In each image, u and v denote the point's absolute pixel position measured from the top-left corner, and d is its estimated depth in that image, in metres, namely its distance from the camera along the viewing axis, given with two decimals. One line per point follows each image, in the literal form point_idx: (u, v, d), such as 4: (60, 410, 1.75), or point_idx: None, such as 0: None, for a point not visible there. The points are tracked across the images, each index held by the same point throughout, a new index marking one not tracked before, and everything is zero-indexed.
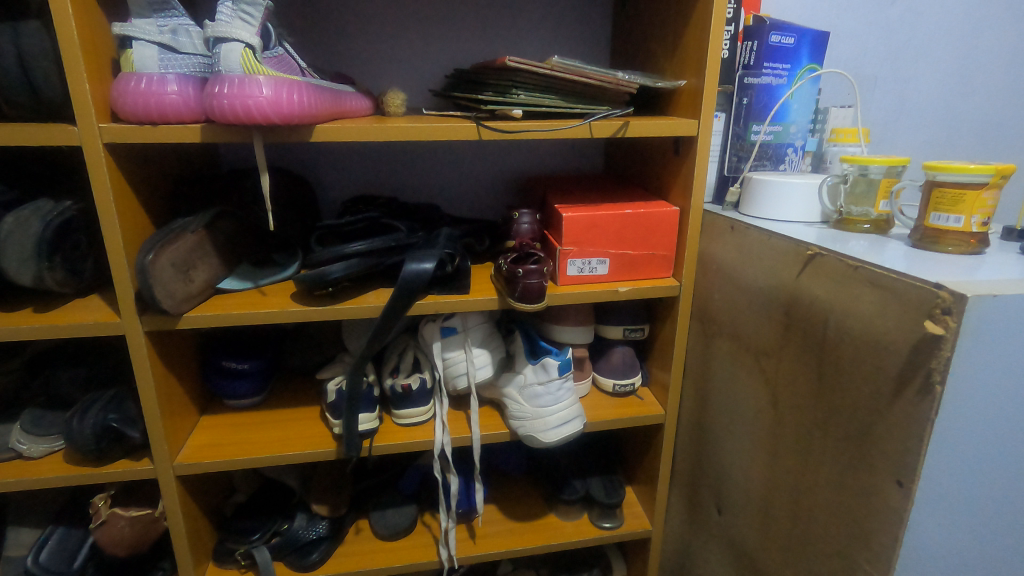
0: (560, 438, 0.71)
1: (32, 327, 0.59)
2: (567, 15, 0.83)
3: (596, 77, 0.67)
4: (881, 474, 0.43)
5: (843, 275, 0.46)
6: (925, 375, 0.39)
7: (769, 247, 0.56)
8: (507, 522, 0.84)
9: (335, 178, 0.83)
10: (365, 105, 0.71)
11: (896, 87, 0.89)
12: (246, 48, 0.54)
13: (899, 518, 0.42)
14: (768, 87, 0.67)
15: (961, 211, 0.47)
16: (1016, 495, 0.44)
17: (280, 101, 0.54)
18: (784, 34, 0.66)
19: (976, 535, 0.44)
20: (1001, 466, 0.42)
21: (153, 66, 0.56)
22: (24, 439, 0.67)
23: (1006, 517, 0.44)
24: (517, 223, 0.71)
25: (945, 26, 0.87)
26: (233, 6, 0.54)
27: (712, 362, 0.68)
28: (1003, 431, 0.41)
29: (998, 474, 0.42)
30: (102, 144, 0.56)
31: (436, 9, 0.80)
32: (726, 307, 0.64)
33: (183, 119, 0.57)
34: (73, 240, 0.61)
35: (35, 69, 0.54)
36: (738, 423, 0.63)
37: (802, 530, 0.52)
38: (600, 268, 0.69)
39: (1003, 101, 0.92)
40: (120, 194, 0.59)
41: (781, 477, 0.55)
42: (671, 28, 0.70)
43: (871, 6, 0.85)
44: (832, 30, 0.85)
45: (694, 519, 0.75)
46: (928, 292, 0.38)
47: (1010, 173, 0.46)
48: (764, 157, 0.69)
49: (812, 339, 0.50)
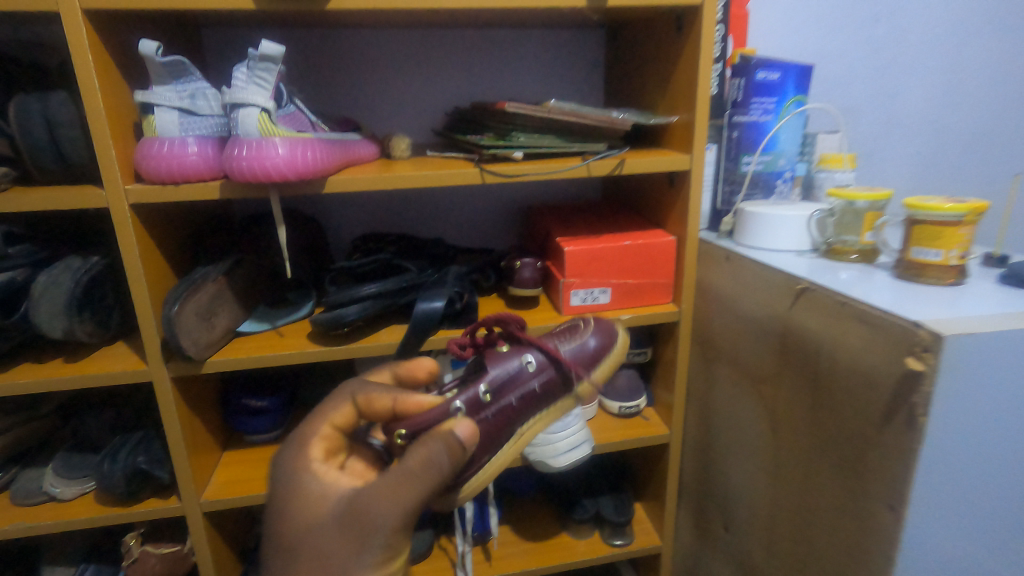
0: (570, 463, 0.73)
1: (62, 378, 0.62)
2: (562, 54, 0.87)
3: (593, 117, 0.70)
4: (874, 499, 0.45)
5: (831, 309, 0.49)
6: (909, 408, 0.41)
7: (763, 278, 0.59)
8: (521, 543, 0.86)
9: (345, 218, 0.86)
10: (372, 151, 0.74)
11: (885, 102, 1.01)
12: (262, 111, 0.57)
13: (892, 542, 0.44)
14: (756, 124, 0.70)
15: (941, 246, 0.49)
16: (1016, 515, 0.45)
17: (295, 159, 0.57)
18: (770, 70, 0.69)
19: (979, 564, 0.46)
20: (1006, 491, 0.44)
21: (174, 130, 0.58)
22: (57, 483, 0.70)
23: (1012, 538, 0.46)
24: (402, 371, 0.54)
25: (923, 39, 0.99)
26: (248, 72, 0.57)
27: (714, 386, 0.71)
28: (1002, 458, 0.43)
29: (1004, 499, 0.44)
30: (126, 203, 0.58)
31: (438, 54, 0.83)
32: (725, 333, 0.67)
33: (203, 179, 0.60)
34: (100, 294, 0.64)
35: (64, 138, 0.58)
36: (741, 444, 0.65)
37: (805, 549, 0.55)
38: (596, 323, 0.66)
39: (977, 115, 1.03)
40: (144, 246, 0.62)
41: (784, 497, 0.58)
42: (661, 66, 0.74)
43: (859, 26, 0.97)
44: (823, 53, 0.97)
45: (702, 535, 0.78)
46: (909, 331, 0.41)
47: (985, 211, 0.48)
48: (756, 187, 0.72)
49: (806, 368, 0.53)
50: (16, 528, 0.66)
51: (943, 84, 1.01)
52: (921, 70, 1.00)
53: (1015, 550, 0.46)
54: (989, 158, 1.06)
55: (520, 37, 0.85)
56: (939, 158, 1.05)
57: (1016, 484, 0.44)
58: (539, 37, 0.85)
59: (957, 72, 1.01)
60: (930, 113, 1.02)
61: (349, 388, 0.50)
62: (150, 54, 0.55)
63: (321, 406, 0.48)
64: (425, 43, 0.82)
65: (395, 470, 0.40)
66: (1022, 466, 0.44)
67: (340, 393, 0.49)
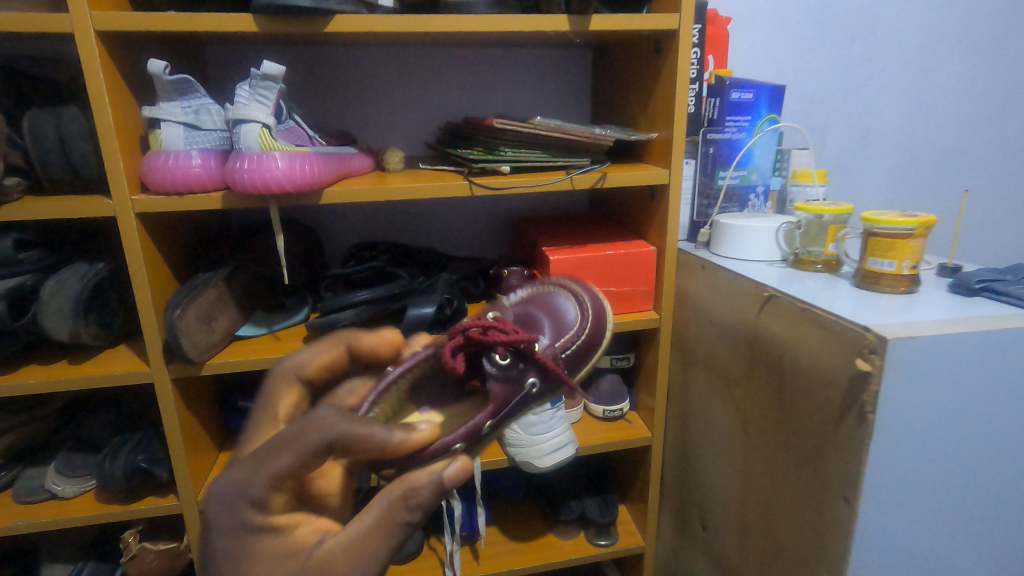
0: (555, 463, 0.76)
1: (67, 379, 0.65)
2: (550, 72, 0.91)
3: (577, 133, 0.74)
4: (832, 492, 0.49)
5: (793, 315, 0.53)
6: (860, 406, 0.45)
7: (734, 287, 0.63)
8: (508, 543, 0.89)
9: (341, 227, 0.89)
10: (367, 163, 0.77)
11: (861, 119, 1.05)
12: (263, 127, 0.61)
13: (848, 532, 0.47)
14: (730, 141, 0.74)
15: (893, 257, 0.53)
16: (964, 507, 0.48)
17: (293, 172, 0.60)
18: (743, 90, 0.74)
19: (929, 553, 0.49)
20: (953, 485, 0.47)
21: (179, 143, 0.62)
22: (58, 481, 0.72)
23: (962, 530, 0.49)
24: (358, 345, 0.54)
25: (896, 60, 1.03)
26: (250, 89, 0.60)
27: (692, 390, 0.74)
28: (948, 453, 0.46)
29: (953, 492, 0.48)
30: (132, 212, 0.62)
31: (431, 72, 0.87)
32: (702, 339, 0.70)
33: (206, 189, 0.63)
34: (105, 299, 0.67)
35: (75, 151, 0.61)
36: (716, 445, 0.69)
37: (773, 543, 0.58)
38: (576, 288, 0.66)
39: (946, 133, 1.08)
40: (149, 254, 0.65)
41: (754, 494, 0.61)
42: (642, 86, 0.78)
43: (836, 47, 1.00)
44: (802, 70, 1.00)
45: (682, 534, 0.81)
46: (859, 335, 0.44)
47: (933, 224, 0.52)
48: (731, 200, 0.76)
49: (772, 370, 0.56)
50: (19, 524, 0.69)
51: (916, 102, 1.06)
52: (895, 89, 1.05)
53: (963, 541, 0.49)
54: (959, 173, 1.11)
55: (510, 56, 0.89)
56: (913, 172, 1.10)
57: (962, 479, 0.47)
58: (528, 56, 0.90)
59: (929, 91, 1.05)
60: (904, 129, 1.07)
61: (315, 432, 0.37)
62: (159, 73, 0.59)
63: (272, 447, 0.36)
64: (419, 61, 0.86)
65: (376, 511, 0.39)
66: (968, 461, 0.47)
67: (302, 438, 0.37)
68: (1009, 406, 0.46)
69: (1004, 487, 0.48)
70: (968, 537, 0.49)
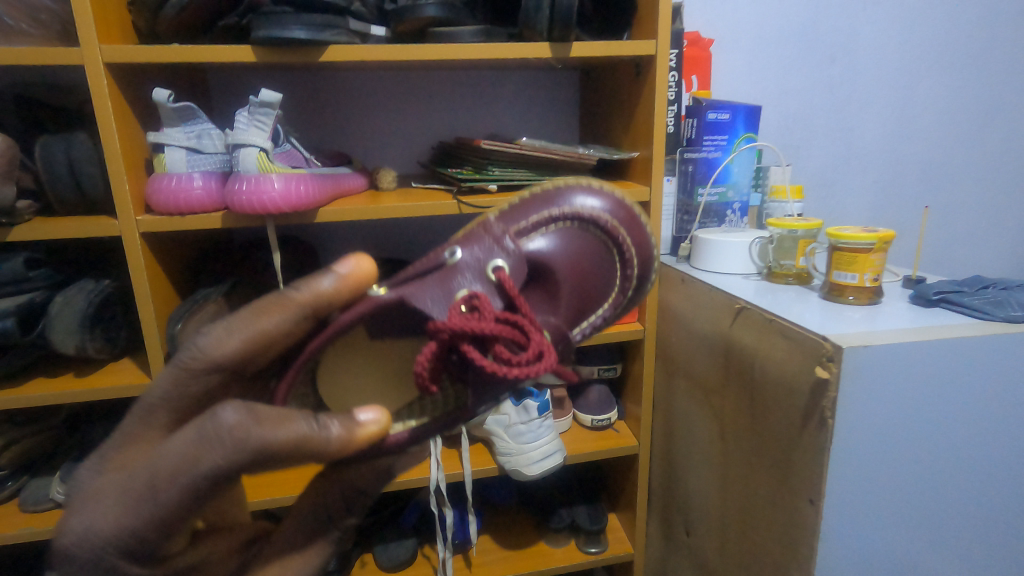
0: (543, 471, 0.78)
1: (73, 391, 0.68)
2: (538, 94, 0.95)
3: (561, 153, 0.77)
4: (799, 495, 0.51)
5: (762, 325, 0.55)
6: (821, 412, 0.47)
7: (710, 299, 0.66)
8: (500, 551, 0.91)
9: (337, 243, 0.93)
10: (361, 183, 0.81)
11: (843, 135, 1.08)
12: (262, 150, 0.64)
13: (814, 533, 0.50)
14: (707, 160, 0.78)
15: (856, 270, 0.56)
16: (925, 507, 0.51)
17: (288, 193, 0.64)
18: (720, 111, 0.77)
19: (892, 551, 0.51)
20: (914, 486, 0.50)
21: (182, 166, 0.65)
22: (63, 490, 0.75)
23: (924, 529, 0.51)
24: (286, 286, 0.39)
25: (877, 78, 1.06)
26: (249, 116, 0.64)
27: (674, 399, 0.77)
28: (906, 455, 0.49)
29: (914, 493, 0.50)
30: (137, 232, 0.65)
31: (423, 94, 0.91)
32: (682, 349, 0.73)
33: (206, 209, 0.66)
34: (110, 314, 0.70)
35: (84, 175, 0.65)
36: (697, 452, 0.71)
37: (749, 546, 0.60)
38: (592, 201, 0.55)
39: (926, 148, 1.11)
40: (152, 272, 0.68)
41: (731, 499, 0.63)
42: (625, 107, 0.81)
43: (817, 66, 1.03)
44: (785, 88, 1.02)
45: (669, 540, 0.83)
46: (818, 344, 0.47)
47: (892, 239, 0.55)
48: (709, 215, 0.79)
49: (744, 379, 0.59)
50: (25, 532, 0.71)
51: (896, 118, 1.09)
52: (877, 106, 1.07)
53: (926, 540, 0.52)
54: (938, 187, 1.14)
55: (500, 79, 0.93)
56: (894, 186, 1.13)
57: (923, 479, 0.50)
58: (517, 79, 0.93)
59: (908, 108, 1.09)
60: (885, 144, 1.10)
61: (212, 455, 0.32)
62: (163, 102, 0.62)
63: (156, 479, 0.32)
64: (412, 85, 0.90)
65: (318, 505, 0.44)
66: (927, 462, 0.50)
67: (190, 468, 0.32)
68: (966, 410, 0.49)
69: (964, 488, 0.51)
70: (931, 536, 0.52)
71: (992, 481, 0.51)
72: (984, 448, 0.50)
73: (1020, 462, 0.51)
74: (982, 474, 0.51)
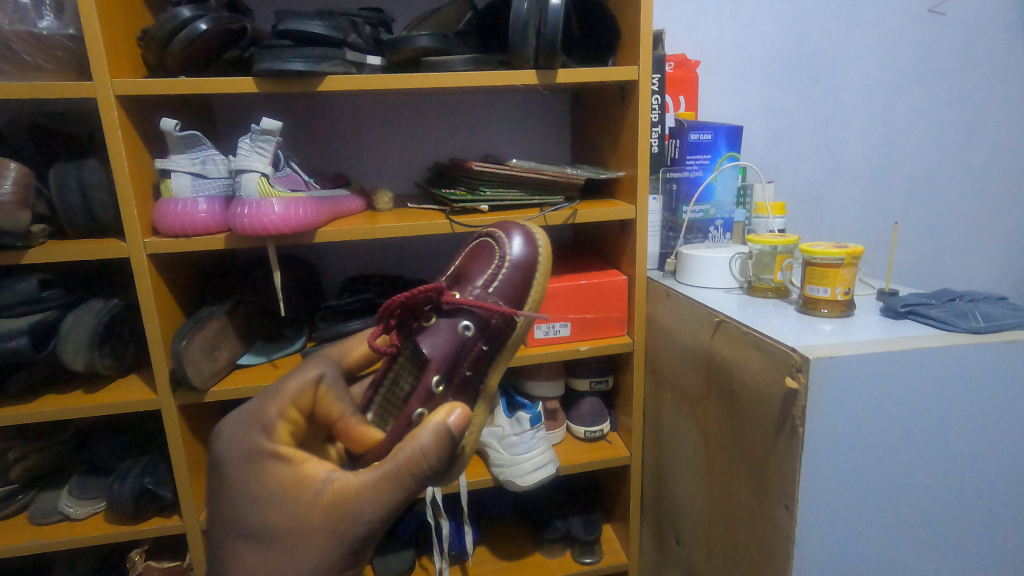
0: (536, 481, 0.80)
1: (81, 407, 0.71)
2: (530, 115, 0.99)
3: (550, 173, 0.80)
4: (775, 501, 0.53)
5: (738, 338, 0.58)
6: (792, 420, 0.50)
7: (692, 313, 0.68)
8: (496, 562, 0.92)
9: (337, 262, 0.96)
10: (359, 204, 0.84)
11: (829, 150, 1.10)
12: (262, 176, 0.68)
13: (790, 538, 0.51)
14: (690, 179, 0.81)
15: (828, 284, 0.58)
16: (897, 511, 0.53)
17: (288, 216, 0.67)
18: (701, 132, 0.81)
19: (866, 554, 0.53)
20: (884, 489, 0.52)
21: (188, 191, 0.69)
22: (71, 503, 0.77)
23: (896, 532, 0.53)
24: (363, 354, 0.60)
25: (861, 96, 1.09)
26: (251, 142, 0.68)
27: (663, 410, 0.79)
28: (876, 461, 0.51)
29: (886, 497, 0.52)
30: (144, 253, 0.68)
31: (419, 118, 0.95)
32: (668, 362, 0.75)
33: (210, 232, 0.70)
34: (118, 332, 0.74)
35: (94, 200, 0.68)
36: (684, 461, 0.73)
37: (732, 553, 0.62)
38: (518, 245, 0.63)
39: (910, 162, 1.14)
40: (158, 290, 0.71)
41: (715, 507, 0.65)
42: (611, 129, 0.85)
43: (801, 85, 1.06)
44: (769, 107, 1.06)
45: (661, 550, 0.84)
46: (788, 355, 0.50)
47: (861, 254, 0.58)
48: (694, 231, 0.82)
49: (724, 390, 0.61)
50: (34, 544, 0.73)
51: (880, 134, 1.12)
52: (861, 123, 1.10)
53: (901, 543, 0.54)
54: (924, 200, 1.17)
55: (493, 102, 0.96)
56: (882, 199, 1.15)
57: (894, 484, 0.52)
58: (510, 102, 0.97)
59: (892, 124, 1.12)
60: (870, 160, 1.13)
61: (309, 370, 0.48)
62: (170, 130, 0.66)
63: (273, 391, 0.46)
64: (408, 109, 0.94)
65: (391, 461, 0.42)
66: (896, 467, 0.52)
67: (299, 375, 0.47)
68: (932, 417, 0.51)
69: (934, 492, 0.53)
70: (907, 540, 0.54)
71: (962, 486, 0.53)
72: (951, 454, 0.52)
73: (989, 466, 0.53)
74: (952, 479, 0.53)
